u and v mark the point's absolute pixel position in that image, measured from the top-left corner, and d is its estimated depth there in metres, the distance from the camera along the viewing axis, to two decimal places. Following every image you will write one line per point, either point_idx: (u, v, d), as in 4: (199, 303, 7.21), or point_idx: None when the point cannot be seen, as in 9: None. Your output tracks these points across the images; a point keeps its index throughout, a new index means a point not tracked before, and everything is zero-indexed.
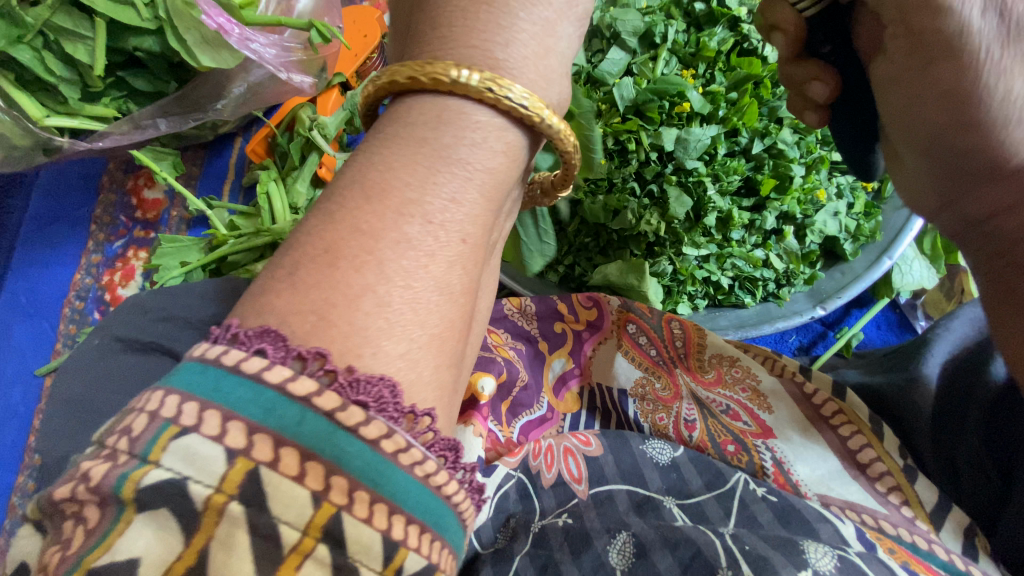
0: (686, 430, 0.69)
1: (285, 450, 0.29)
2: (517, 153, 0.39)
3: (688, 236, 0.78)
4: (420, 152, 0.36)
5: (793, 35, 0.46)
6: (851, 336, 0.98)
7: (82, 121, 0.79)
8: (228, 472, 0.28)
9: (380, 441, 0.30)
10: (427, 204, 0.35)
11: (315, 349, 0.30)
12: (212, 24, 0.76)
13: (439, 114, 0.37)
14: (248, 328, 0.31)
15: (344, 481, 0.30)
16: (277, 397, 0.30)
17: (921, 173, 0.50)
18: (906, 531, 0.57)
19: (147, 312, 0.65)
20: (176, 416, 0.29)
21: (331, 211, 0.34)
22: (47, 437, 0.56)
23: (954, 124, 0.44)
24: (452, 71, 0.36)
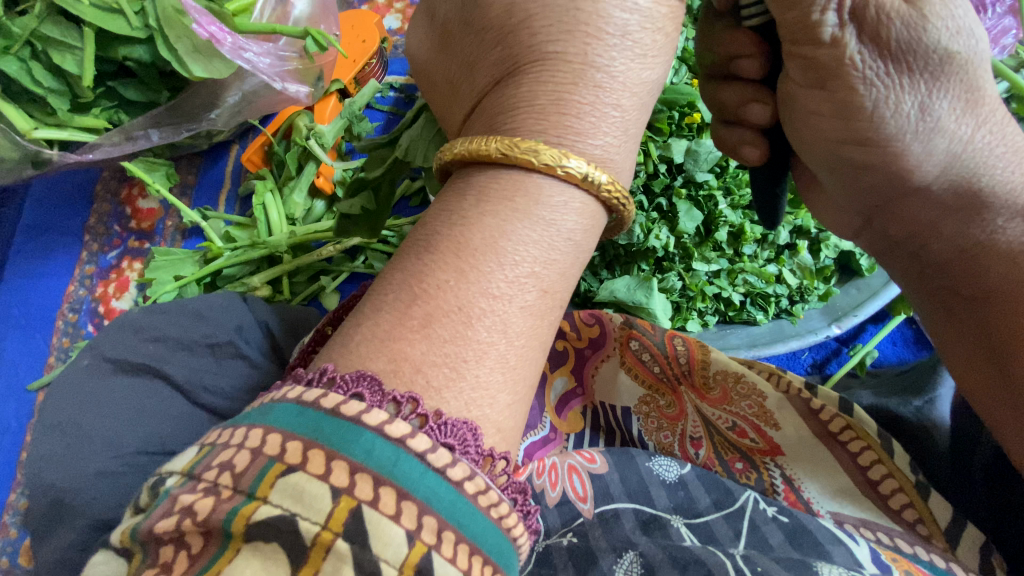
0: (692, 447, 0.66)
1: (383, 489, 0.31)
2: (585, 220, 0.40)
3: (698, 251, 0.75)
4: (498, 221, 0.37)
5: (738, 49, 0.51)
6: (866, 354, 0.83)
7: (70, 132, 0.75)
8: (333, 510, 0.30)
9: (463, 482, 0.32)
10: (501, 252, 0.37)
11: (408, 394, 0.33)
12: (204, 33, 0.72)
13: (517, 188, 0.38)
14: (344, 372, 0.34)
15: (434, 520, 0.31)
16: (377, 441, 0.31)
17: (838, 189, 0.55)
18: (922, 551, 0.52)
19: (138, 331, 0.66)
20: (281, 454, 0.31)
21: (452, 268, 0.36)
22: (51, 467, 0.56)
23: (848, 141, 0.49)
24: (562, 156, 0.38)
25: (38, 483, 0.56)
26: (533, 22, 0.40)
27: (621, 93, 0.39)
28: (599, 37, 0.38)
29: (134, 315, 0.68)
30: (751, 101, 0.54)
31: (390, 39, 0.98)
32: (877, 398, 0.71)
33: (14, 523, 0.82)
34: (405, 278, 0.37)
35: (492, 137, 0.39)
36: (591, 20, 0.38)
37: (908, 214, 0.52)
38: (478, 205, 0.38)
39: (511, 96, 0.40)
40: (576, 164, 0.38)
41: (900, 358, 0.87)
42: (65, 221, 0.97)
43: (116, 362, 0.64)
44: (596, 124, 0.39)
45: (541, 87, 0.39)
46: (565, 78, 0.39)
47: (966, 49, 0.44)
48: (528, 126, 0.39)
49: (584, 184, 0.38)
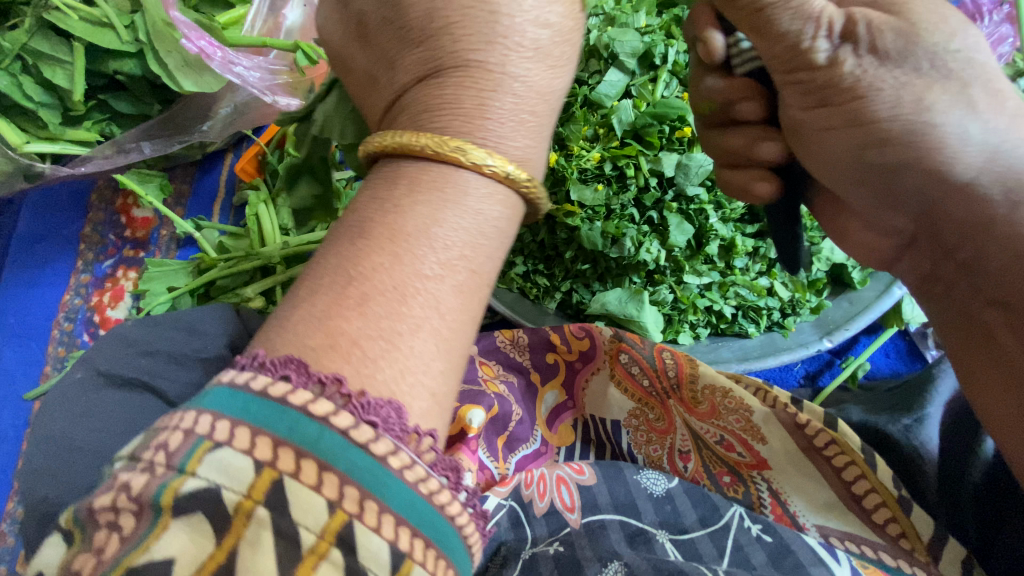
0: (680, 461, 0.67)
1: (305, 462, 0.29)
2: (506, 209, 0.38)
3: (689, 264, 0.75)
4: (420, 192, 0.36)
5: (734, 93, 0.52)
6: (858, 366, 0.84)
7: (62, 146, 0.75)
8: (256, 481, 0.29)
9: (387, 457, 0.31)
10: (433, 233, 0.35)
11: (332, 374, 0.31)
12: (193, 47, 0.73)
13: (425, 179, 0.37)
14: (275, 356, 0.32)
15: (355, 490, 0.30)
16: (300, 419, 0.30)
17: (875, 201, 0.50)
18: (905, 566, 0.53)
19: (130, 345, 0.66)
20: (208, 432, 0.30)
21: (382, 242, 0.34)
22: (44, 481, 0.55)
23: (868, 146, 0.46)
24: (487, 154, 0.37)
25: (27, 496, 0.55)
26: (454, 29, 0.38)
27: (535, 101, 0.39)
28: (514, 50, 0.38)
29: (127, 329, 0.68)
30: (762, 140, 0.53)
31: None
32: (866, 414, 0.71)
33: (12, 532, 0.82)
34: (339, 263, 0.34)
35: (422, 132, 0.37)
36: (507, 33, 0.38)
37: (958, 217, 0.46)
38: (411, 194, 0.36)
39: (435, 97, 0.38)
40: (500, 162, 0.37)
41: (893, 369, 0.87)
42: (60, 230, 0.98)
43: (107, 375, 0.63)
44: (512, 130, 0.38)
45: (464, 89, 0.38)
46: (484, 85, 0.38)
47: (962, 49, 0.44)
48: (454, 127, 0.37)
49: (507, 182, 0.38)
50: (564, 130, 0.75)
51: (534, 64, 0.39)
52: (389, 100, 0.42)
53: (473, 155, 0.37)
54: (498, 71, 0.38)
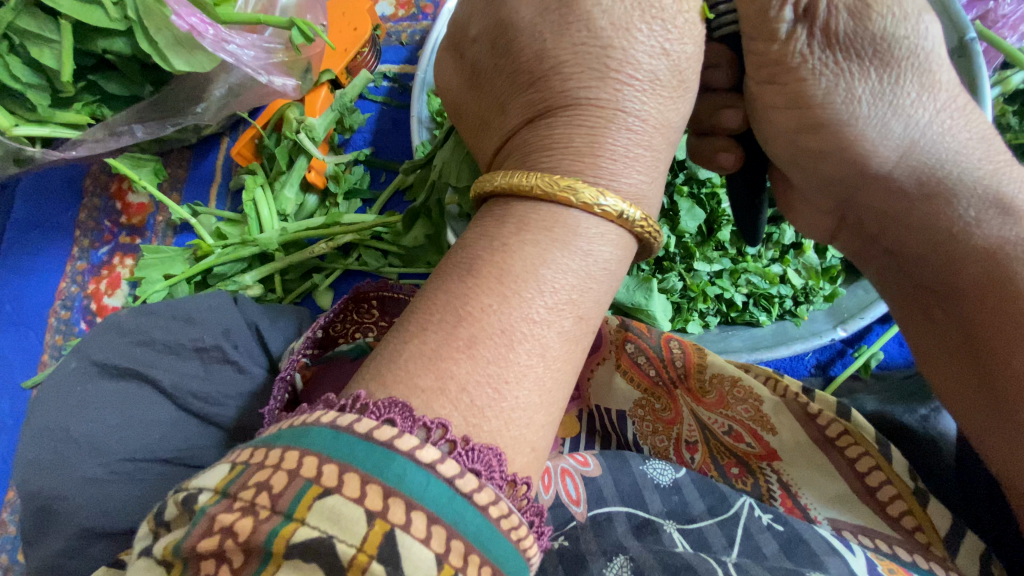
0: (687, 452, 0.65)
1: (415, 513, 0.29)
2: (618, 254, 0.39)
3: (699, 251, 0.73)
4: (547, 238, 0.37)
5: (710, 56, 0.49)
6: (871, 356, 0.82)
7: (52, 128, 0.74)
8: (368, 533, 0.29)
9: (488, 507, 0.31)
10: (541, 275, 0.36)
11: (438, 419, 0.32)
12: (184, 24, 0.70)
13: (540, 222, 0.38)
14: (377, 399, 0.33)
15: (461, 544, 0.30)
16: (408, 466, 0.30)
17: (811, 176, 0.51)
18: (921, 560, 0.50)
19: (124, 333, 0.64)
20: (317, 476, 0.29)
21: (473, 266, 0.37)
22: (34, 476, 0.54)
23: (804, 130, 0.47)
24: (598, 194, 0.38)
25: (22, 488, 0.55)
26: (563, 69, 0.40)
27: (651, 135, 0.40)
28: (629, 83, 0.39)
29: (122, 318, 0.65)
30: (727, 109, 0.52)
31: (384, 27, 0.97)
32: (881, 404, 0.69)
33: (13, 521, 0.81)
34: (450, 300, 0.36)
35: (532, 172, 0.39)
36: (620, 66, 0.39)
37: (876, 204, 0.49)
38: (519, 233, 0.37)
39: (545, 137, 0.40)
40: (613, 202, 0.38)
41: (906, 359, 0.84)
42: (55, 216, 0.96)
43: (102, 364, 0.61)
44: (627, 167, 0.39)
45: (575, 129, 0.39)
46: (598, 122, 0.39)
47: (910, 34, 0.43)
48: (563, 167, 0.39)
49: (619, 221, 0.38)
50: None
51: (641, 101, 0.39)
52: (498, 143, 0.45)
53: (584, 197, 0.37)
54: (612, 110, 0.39)
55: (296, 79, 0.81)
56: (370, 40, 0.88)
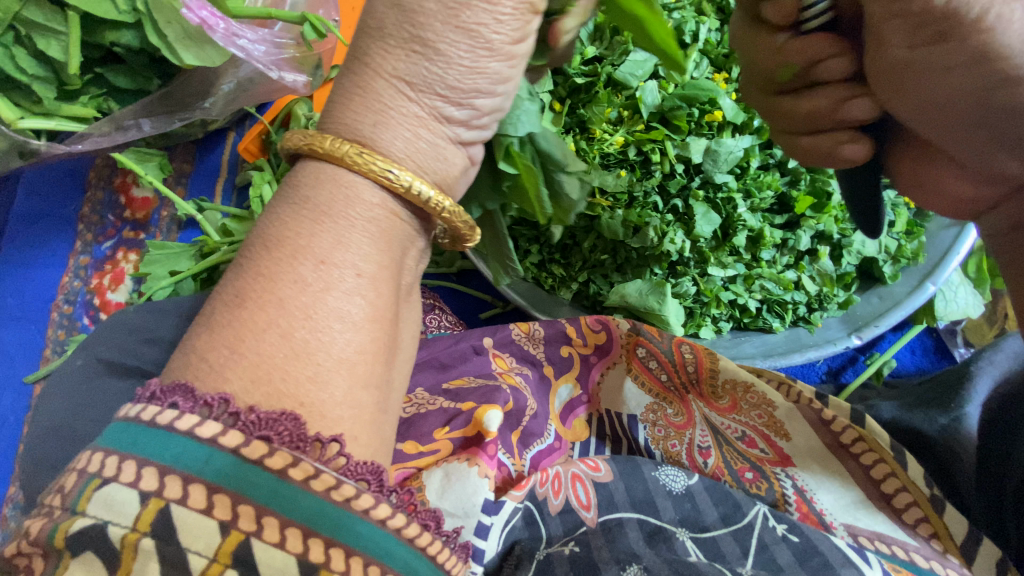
0: (700, 457, 0.63)
1: (192, 486, 0.30)
2: (393, 229, 0.36)
3: (714, 256, 0.72)
4: (303, 210, 0.34)
5: (819, 51, 0.46)
6: (884, 364, 0.83)
7: (58, 122, 0.72)
8: (141, 513, 0.30)
9: (287, 470, 0.31)
10: (315, 247, 0.34)
11: (218, 394, 0.31)
12: (194, 18, 0.69)
13: (319, 177, 0.35)
14: (163, 384, 0.32)
15: (250, 508, 0.30)
16: (186, 442, 0.30)
17: (978, 152, 0.47)
18: (938, 566, 0.51)
19: (130, 331, 0.62)
20: (99, 470, 0.31)
21: (268, 238, 0.34)
22: (37, 475, 0.51)
23: (997, 86, 0.42)
24: (375, 157, 0.34)
25: (25, 489, 0.52)
26: (361, 29, 0.34)
27: (436, 98, 0.34)
28: (404, 47, 0.33)
29: (129, 315, 0.64)
30: (851, 99, 0.48)
31: None
32: (900, 412, 0.69)
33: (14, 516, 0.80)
34: (267, 278, 0.33)
35: (318, 131, 0.35)
36: (399, 29, 0.33)
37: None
38: (298, 199, 0.35)
39: (328, 99, 0.36)
40: (393, 170, 0.34)
41: (918, 367, 0.87)
42: (58, 209, 0.94)
43: (108, 363, 0.59)
44: (405, 133, 0.34)
45: (350, 93, 0.35)
46: (370, 86, 0.34)
47: None
48: (337, 129, 0.35)
49: (401, 191, 0.35)
50: (585, 112, 0.73)
51: (396, 56, 0.33)
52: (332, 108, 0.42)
53: (330, 148, 0.34)
54: (366, 66, 0.34)
55: (307, 75, 0.79)
56: None
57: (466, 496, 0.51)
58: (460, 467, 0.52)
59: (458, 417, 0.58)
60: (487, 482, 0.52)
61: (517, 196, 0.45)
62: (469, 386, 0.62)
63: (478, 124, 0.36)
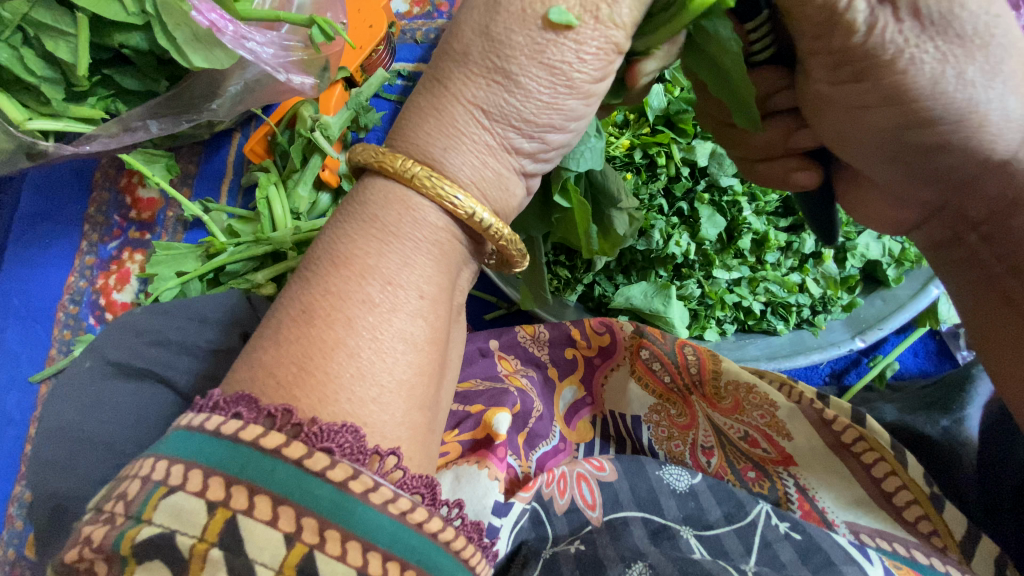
0: (703, 456, 0.65)
1: (259, 498, 0.30)
2: (452, 255, 0.37)
3: (719, 258, 0.74)
4: (368, 230, 0.35)
5: (768, 85, 0.47)
6: (886, 367, 0.85)
7: (66, 123, 0.73)
8: (209, 522, 0.30)
9: (347, 482, 0.31)
10: (381, 266, 0.34)
11: (282, 405, 0.32)
12: (203, 21, 0.69)
13: (389, 199, 0.35)
14: (227, 393, 0.33)
15: (314, 521, 0.30)
16: (251, 452, 0.31)
17: (900, 180, 0.48)
18: (939, 563, 0.51)
19: (138, 333, 0.62)
20: (164, 477, 0.31)
21: (337, 253, 0.35)
22: (49, 475, 0.52)
23: (910, 126, 0.42)
24: (444, 184, 0.35)
25: (35, 489, 0.52)
26: (444, 50, 0.35)
27: (509, 129, 0.35)
28: (484, 76, 0.34)
29: (137, 317, 0.64)
30: (797, 131, 0.50)
31: (400, 24, 0.97)
32: (902, 414, 0.70)
33: (19, 516, 0.80)
34: (327, 293, 0.34)
35: (390, 150, 0.36)
36: (480, 57, 0.34)
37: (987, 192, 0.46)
38: (362, 221, 0.35)
39: (402, 119, 0.36)
40: (460, 198, 0.35)
41: (921, 369, 0.87)
42: (64, 210, 0.94)
43: (117, 364, 0.59)
44: (476, 160, 0.35)
45: (426, 115, 0.35)
46: (450, 112, 0.35)
47: (1003, 15, 0.39)
48: (411, 152, 0.35)
49: (468, 220, 0.36)
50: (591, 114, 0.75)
51: (477, 84, 0.34)
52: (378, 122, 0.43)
53: (402, 169, 0.35)
54: (445, 90, 0.35)
55: (315, 77, 0.80)
56: (385, 38, 0.89)
57: (478, 498, 0.51)
58: (471, 470, 0.52)
59: (468, 419, 0.59)
60: (496, 485, 0.52)
61: (564, 226, 0.49)
62: (476, 388, 0.63)
63: (543, 156, 0.37)
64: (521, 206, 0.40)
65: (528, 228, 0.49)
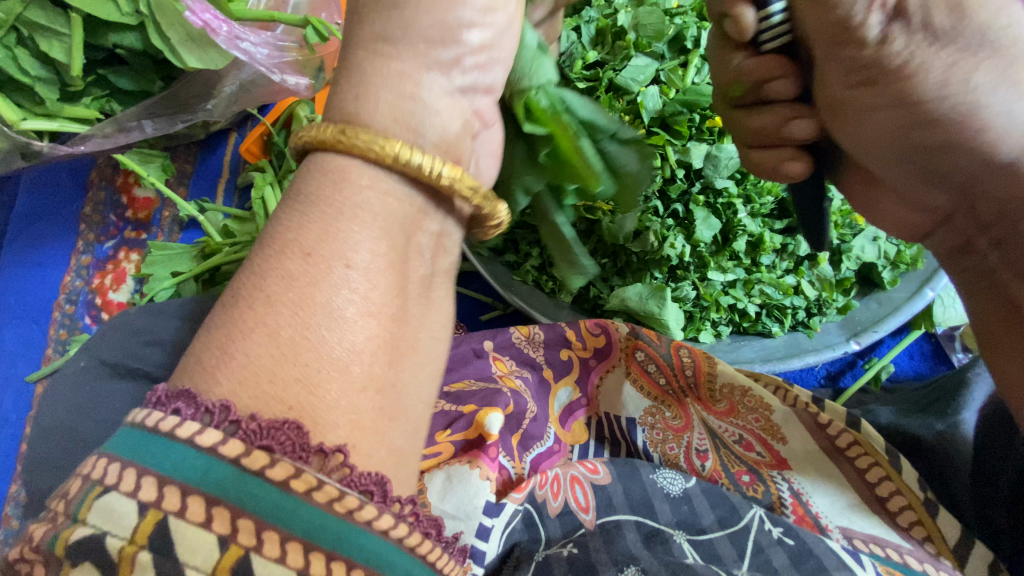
0: (698, 460, 0.63)
1: (191, 498, 0.29)
2: (394, 214, 0.35)
3: (713, 260, 0.73)
4: (305, 205, 0.34)
5: (766, 72, 0.51)
6: (882, 368, 0.84)
7: (61, 124, 0.72)
8: (139, 524, 0.29)
9: (289, 481, 0.30)
10: (349, 254, 0.33)
11: (220, 401, 0.30)
12: (197, 20, 0.69)
13: (321, 170, 0.35)
14: (171, 388, 0.32)
15: (251, 522, 0.29)
16: (188, 453, 0.29)
17: (908, 184, 0.50)
18: (932, 568, 0.53)
19: (133, 332, 0.61)
20: (102, 476, 0.30)
21: (284, 239, 0.33)
22: (41, 476, 0.52)
23: (916, 127, 0.46)
24: (367, 135, 0.34)
25: (29, 490, 0.52)
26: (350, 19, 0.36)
27: (419, 62, 0.34)
28: (385, 25, 0.35)
29: (131, 317, 0.64)
30: (793, 119, 0.52)
31: None
32: (896, 417, 0.70)
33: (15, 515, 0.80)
34: (299, 292, 0.32)
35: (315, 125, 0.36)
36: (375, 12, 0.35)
37: (999, 195, 0.47)
38: (318, 211, 0.34)
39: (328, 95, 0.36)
40: (385, 144, 0.34)
41: (917, 372, 0.87)
42: (59, 209, 0.94)
43: (112, 365, 0.59)
44: (394, 105, 0.34)
45: (342, 78, 0.35)
46: (362, 67, 0.35)
47: (1012, 24, 0.42)
48: (333, 117, 0.35)
49: (397, 164, 0.34)
50: None
51: (378, 36, 0.35)
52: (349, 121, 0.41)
53: (318, 136, 0.35)
54: (352, 52, 0.35)
55: (310, 78, 0.79)
56: None
57: (468, 499, 0.52)
58: (463, 470, 0.53)
59: (460, 419, 0.59)
60: (488, 485, 0.53)
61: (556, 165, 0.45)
62: (469, 389, 0.63)
63: (471, 69, 0.36)
64: (474, 154, 0.38)
65: (517, 178, 0.45)
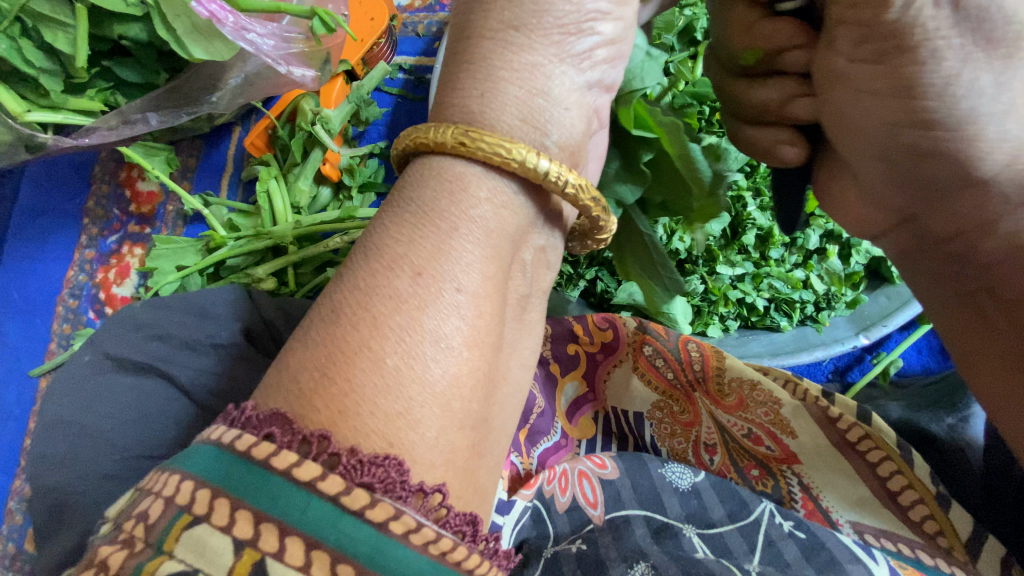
0: (706, 454, 0.65)
1: (290, 539, 0.27)
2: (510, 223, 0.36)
3: (722, 254, 0.74)
4: (417, 212, 0.34)
5: (783, 39, 0.47)
6: (891, 363, 0.83)
7: (65, 116, 0.73)
8: (235, 564, 0.27)
9: (388, 523, 0.28)
10: (435, 277, 0.32)
11: (319, 430, 0.28)
12: (203, 11, 0.68)
13: (440, 175, 0.35)
14: (260, 411, 0.30)
15: (350, 568, 0.27)
16: (285, 485, 0.28)
17: (876, 178, 0.48)
18: (943, 565, 0.53)
19: (139, 328, 0.61)
20: (189, 504, 0.28)
21: (372, 250, 0.33)
22: (49, 470, 0.51)
23: (907, 123, 0.43)
24: (492, 139, 0.34)
25: (35, 484, 0.52)
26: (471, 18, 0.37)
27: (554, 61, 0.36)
28: (513, 24, 0.36)
29: (135, 311, 0.63)
30: (797, 97, 0.49)
31: (401, 16, 0.97)
32: (906, 411, 0.70)
33: (19, 509, 0.80)
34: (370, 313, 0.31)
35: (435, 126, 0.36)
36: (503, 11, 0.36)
37: (961, 212, 0.45)
38: (411, 225, 0.34)
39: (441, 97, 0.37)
40: (512, 148, 0.34)
41: (924, 367, 0.87)
42: (63, 203, 0.93)
43: (117, 359, 0.59)
44: (520, 108, 0.36)
45: (466, 76, 0.36)
46: (494, 64, 0.36)
47: None
48: (456, 119, 0.36)
49: (523, 169, 0.35)
50: None
51: (507, 30, 0.36)
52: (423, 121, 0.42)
53: (436, 138, 0.35)
54: (473, 50, 0.37)
55: (316, 70, 0.79)
56: (386, 30, 0.88)
57: None
58: None
59: None
60: (500, 481, 0.55)
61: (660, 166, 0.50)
62: None
63: (599, 62, 0.38)
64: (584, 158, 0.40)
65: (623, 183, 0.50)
